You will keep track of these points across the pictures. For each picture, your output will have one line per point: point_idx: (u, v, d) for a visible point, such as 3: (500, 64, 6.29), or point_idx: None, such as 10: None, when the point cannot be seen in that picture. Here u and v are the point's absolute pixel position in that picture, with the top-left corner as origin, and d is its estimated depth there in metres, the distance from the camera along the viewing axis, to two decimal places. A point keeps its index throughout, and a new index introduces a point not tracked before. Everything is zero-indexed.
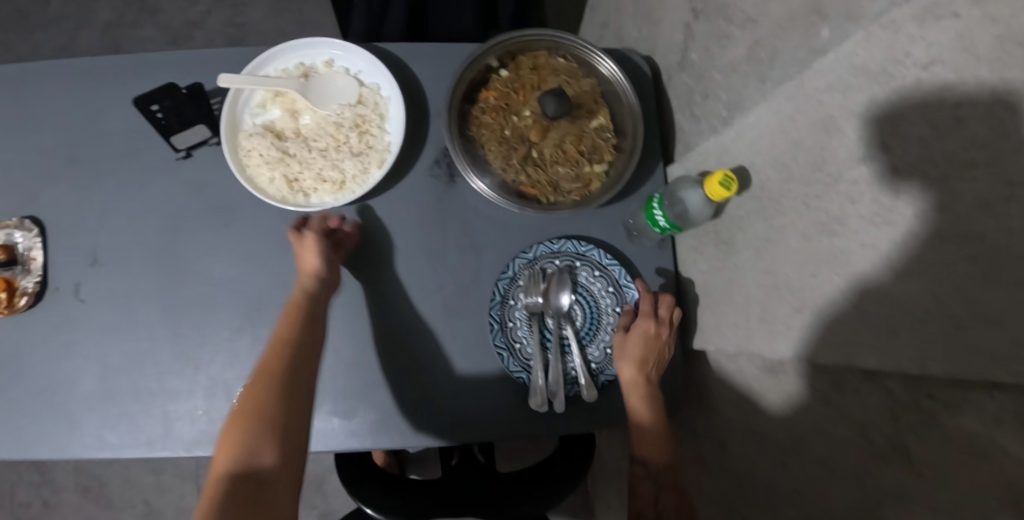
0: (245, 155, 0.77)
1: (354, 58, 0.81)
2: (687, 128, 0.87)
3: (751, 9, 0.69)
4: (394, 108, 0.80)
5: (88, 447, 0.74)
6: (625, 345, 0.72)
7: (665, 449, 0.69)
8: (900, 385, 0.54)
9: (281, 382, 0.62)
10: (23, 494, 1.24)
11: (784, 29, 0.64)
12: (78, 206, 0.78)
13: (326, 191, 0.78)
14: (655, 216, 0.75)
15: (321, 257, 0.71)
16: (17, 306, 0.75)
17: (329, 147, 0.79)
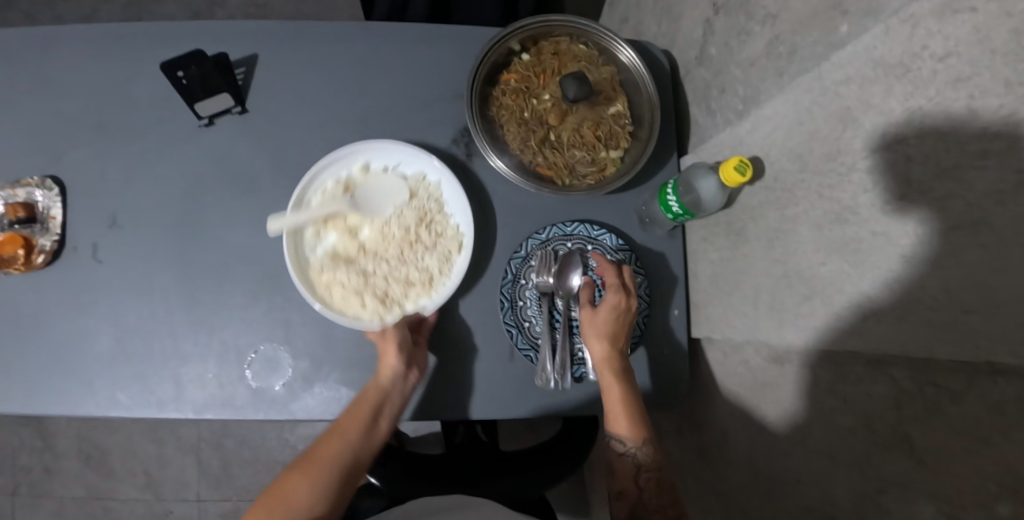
0: (325, 292, 0.76)
1: (385, 158, 0.80)
2: (702, 121, 0.88)
3: (772, 5, 0.70)
4: (447, 189, 0.80)
5: (100, 405, 0.75)
6: (594, 322, 0.72)
7: (639, 423, 0.68)
8: (904, 373, 0.54)
9: (332, 481, 0.63)
10: (24, 459, 1.24)
11: (804, 25, 0.65)
12: (100, 169, 0.80)
13: (414, 293, 0.77)
14: (669, 202, 0.76)
15: (400, 359, 0.70)
16: (35, 264, 0.77)
17: (400, 250, 0.78)
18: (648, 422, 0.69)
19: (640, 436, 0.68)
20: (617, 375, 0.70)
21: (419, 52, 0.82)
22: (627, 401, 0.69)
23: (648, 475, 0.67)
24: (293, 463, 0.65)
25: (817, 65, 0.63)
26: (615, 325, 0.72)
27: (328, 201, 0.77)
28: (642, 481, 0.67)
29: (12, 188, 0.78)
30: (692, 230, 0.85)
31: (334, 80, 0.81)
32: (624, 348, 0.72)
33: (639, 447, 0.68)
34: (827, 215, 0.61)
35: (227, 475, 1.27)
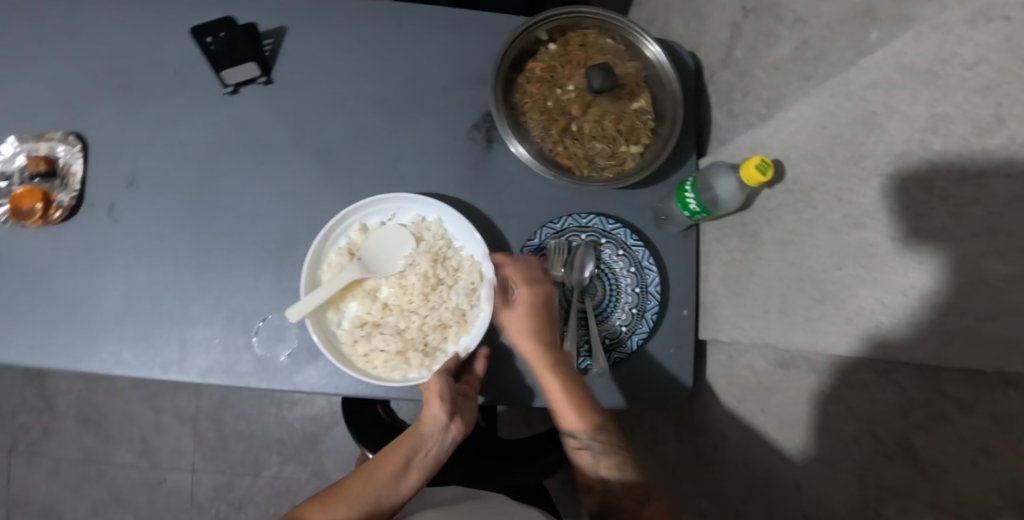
0: (367, 363, 0.73)
1: (377, 212, 0.77)
2: (723, 124, 0.88)
3: (802, 9, 0.70)
4: (451, 223, 0.77)
5: (105, 363, 0.76)
6: (518, 325, 0.69)
7: (584, 411, 0.65)
8: (913, 382, 0.54)
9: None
10: (21, 417, 1.24)
11: (832, 30, 0.65)
12: (124, 129, 0.80)
13: (448, 334, 0.74)
14: (686, 200, 0.76)
15: (446, 408, 0.65)
16: (51, 218, 0.77)
17: (422, 297, 0.75)
18: (593, 407, 0.66)
19: (586, 424, 0.65)
20: (550, 369, 0.66)
21: (446, 34, 0.82)
22: (568, 392, 0.65)
23: (604, 464, 0.64)
24: (312, 498, 0.58)
25: (845, 70, 0.63)
26: (536, 323, 0.69)
27: (336, 271, 0.74)
28: (601, 470, 0.64)
29: (35, 141, 0.79)
30: (706, 230, 0.85)
31: (360, 56, 0.81)
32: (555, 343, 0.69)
33: (591, 438, 0.65)
34: (844, 218, 0.61)
35: (222, 448, 1.28)
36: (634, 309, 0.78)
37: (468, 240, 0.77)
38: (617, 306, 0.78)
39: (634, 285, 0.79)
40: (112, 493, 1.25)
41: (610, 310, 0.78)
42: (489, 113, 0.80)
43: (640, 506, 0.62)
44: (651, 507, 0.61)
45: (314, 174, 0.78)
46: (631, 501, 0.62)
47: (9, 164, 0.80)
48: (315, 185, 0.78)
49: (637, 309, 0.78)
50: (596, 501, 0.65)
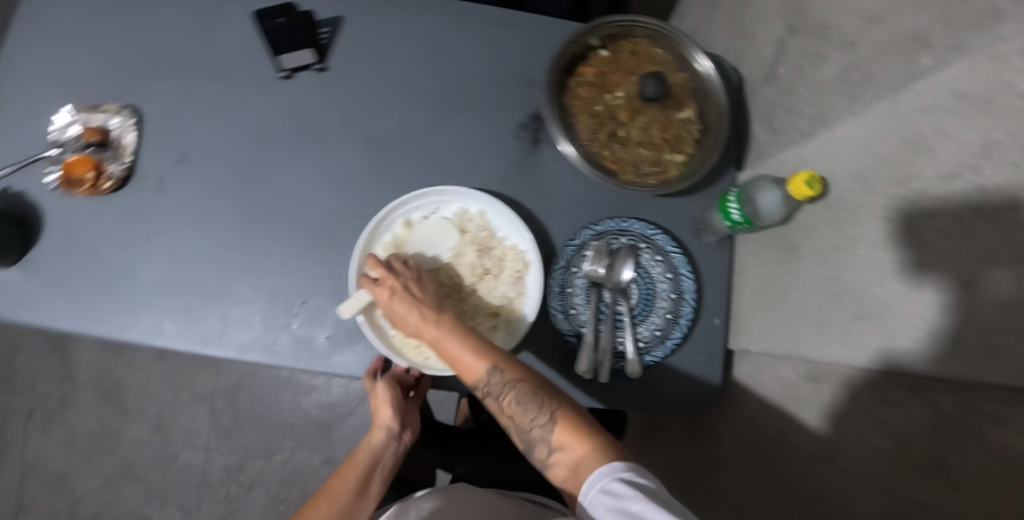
0: (421, 354, 0.74)
1: (421, 208, 0.78)
2: (763, 139, 0.90)
3: (852, 31, 0.70)
4: (495, 216, 0.79)
5: (145, 333, 0.77)
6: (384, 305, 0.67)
7: (478, 355, 0.61)
8: (949, 400, 0.54)
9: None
10: (40, 386, 1.26)
11: (882, 53, 0.66)
12: (178, 104, 0.81)
13: (497, 322, 0.75)
14: (729, 210, 0.78)
15: (394, 412, 0.76)
16: (101, 188, 0.79)
17: (470, 287, 0.76)
18: (487, 348, 0.61)
19: (485, 369, 0.60)
20: (442, 333, 0.64)
21: (499, 35, 0.84)
22: (461, 349, 0.62)
23: (511, 400, 0.59)
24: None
25: (894, 93, 0.64)
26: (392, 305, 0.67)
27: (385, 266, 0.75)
28: (509, 405, 0.60)
29: (90, 112, 0.81)
30: (741, 242, 0.86)
31: (414, 51, 0.83)
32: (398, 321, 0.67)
33: (491, 382, 0.60)
34: (886, 236, 0.62)
35: (236, 429, 1.29)
36: (668, 315, 0.79)
37: (512, 231, 0.79)
38: (653, 310, 0.80)
39: (670, 290, 0.80)
40: (125, 466, 1.26)
41: (645, 314, 0.79)
42: (537, 114, 0.83)
43: (552, 430, 0.57)
44: (561, 431, 0.57)
45: (361, 162, 0.80)
46: (543, 428, 0.58)
47: (62, 134, 0.81)
48: (361, 173, 0.80)
49: (671, 315, 0.80)
50: (518, 437, 0.61)
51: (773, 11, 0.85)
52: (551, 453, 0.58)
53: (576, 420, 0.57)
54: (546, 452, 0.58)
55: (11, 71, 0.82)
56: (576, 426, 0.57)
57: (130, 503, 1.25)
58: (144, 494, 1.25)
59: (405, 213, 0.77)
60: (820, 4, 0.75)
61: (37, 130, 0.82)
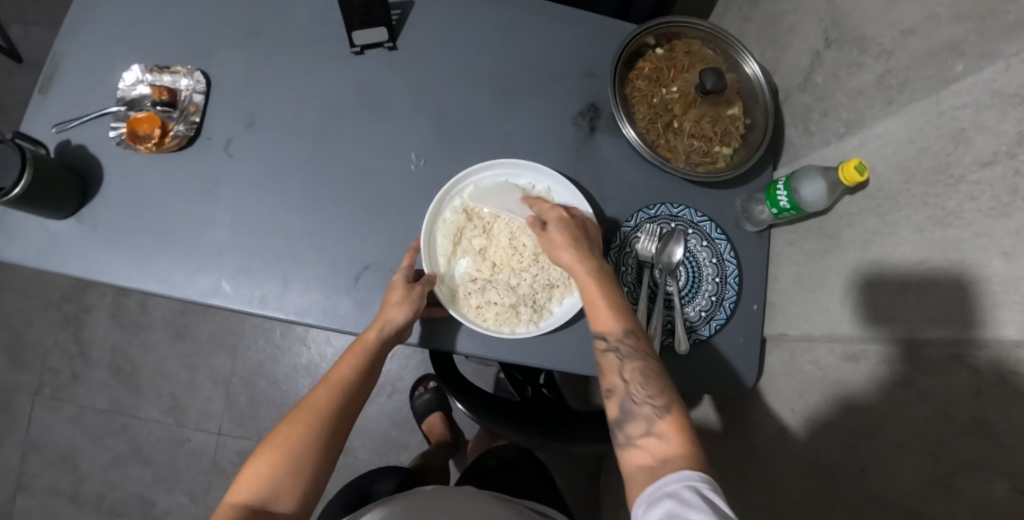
0: (479, 315, 0.77)
1: (490, 180, 0.82)
2: (799, 141, 0.95)
3: (887, 41, 0.75)
4: (560, 193, 0.82)
5: (203, 291, 0.77)
6: (545, 234, 0.74)
7: (620, 315, 0.67)
8: (988, 363, 0.55)
9: (318, 435, 0.63)
10: (54, 361, 1.26)
11: (918, 60, 0.70)
12: (250, 74, 0.84)
13: (555, 292, 0.79)
14: (778, 197, 0.82)
15: (408, 314, 0.70)
16: (167, 146, 0.80)
17: (532, 258, 0.80)
18: (630, 316, 0.67)
19: (622, 329, 0.66)
20: (592, 274, 0.70)
21: (558, 31, 0.89)
22: (604, 298, 0.68)
23: (632, 368, 0.64)
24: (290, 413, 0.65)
25: (931, 95, 0.68)
26: (566, 228, 0.74)
27: (459, 231, 0.79)
28: (625, 372, 0.64)
29: (159, 72, 0.82)
30: (777, 236, 0.92)
31: (477, 40, 0.88)
32: (560, 250, 0.72)
33: (622, 341, 0.65)
34: (930, 219, 0.65)
35: (252, 414, 1.26)
36: (713, 297, 0.84)
37: (573, 209, 0.82)
38: (699, 292, 0.84)
39: (715, 275, 0.85)
40: (133, 447, 1.24)
41: (692, 295, 0.84)
42: (594, 105, 0.88)
43: (659, 413, 0.60)
44: (669, 422, 0.59)
45: (425, 139, 0.83)
46: (649, 407, 0.61)
47: (130, 91, 0.82)
48: (423, 148, 0.83)
49: (716, 297, 0.84)
50: (615, 405, 0.63)
51: (810, 23, 0.91)
52: (644, 430, 0.60)
53: (684, 419, 0.59)
54: (640, 429, 0.60)
55: (86, 35, 0.85)
56: (684, 425, 0.59)
57: (136, 485, 1.22)
58: (152, 476, 1.23)
59: (475, 185, 0.81)
60: (857, 18, 0.80)
61: (106, 89, 0.84)
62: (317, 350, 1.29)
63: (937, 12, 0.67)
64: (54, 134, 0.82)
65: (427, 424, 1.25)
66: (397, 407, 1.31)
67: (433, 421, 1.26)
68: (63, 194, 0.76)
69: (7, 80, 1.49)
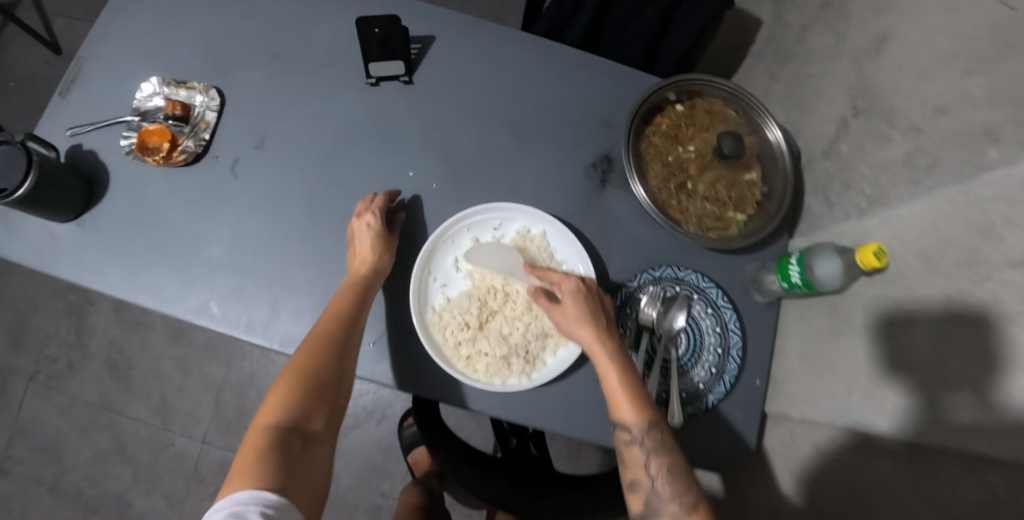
0: (469, 366, 0.74)
1: (483, 224, 0.80)
2: (818, 213, 0.89)
3: (919, 117, 0.70)
4: (557, 241, 0.80)
5: (191, 310, 0.76)
6: (563, 315, 0.69)
7: (642, 407, 0.63)
8: (1002, 479, 0.52)
9: (327, 356, 0.67)
10: (53, 349, 1.27)
11: (950, 142, 0.65)
12: (266, 95, 0.84)
13: (548, 344, 0.76)
14: (789, 272, 0.79)
15: (375, 248, 0.73)
16: (174, 160, 0.80)
17: (525, 306, 0.77)
18: (652, 406, 0.64)
19: (645, 421, 0.63)
20: (614, 360, 0.65)
21: (580, 77, 0.88)
22: (626, 387, 0.64)
23: (659, 464, 0.61)
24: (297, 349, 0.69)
25: (961, 182, 0.62)
26: (585, 306, 0.69)
27: (454, 277, 0.78)
28: (652, 469, 0.61)
29: (176, 86, 0.83)
30: (787, 309, 0.87)
31: (495, 79, 0.86)
32: (581, 333, 0.67)
33: (645, 434, 0.62)
34: (950, 315, 0.60)
35: (239, 424, 1.25)
36: (713, 369, 0.80)
37: (570, 256, 0.80)
38: (699, 362, 0.80)
39: (716, 345, 0.81)
40: (117, 444, 1.24)
41: (692, 364, 0.80)
42: (607, 156, 0.86)
43: (687, 514, 0.59)
44: None
45: (432, 175, 0.82)
46: (676, 506, 0.59)
47: (146, 102, 0.83)
48: (427, 186, 0.82)
49: (715, 370, 0.80)
50: (639, 498, 0.62)
51: (839, 90, 0.86)
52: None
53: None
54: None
55: (111, 42, 0.86)
56: None
57: (115, 483, 1.22)
58: (132, 476, 1.22)
59: (471, 230, 0.79)
60: (888, 89, 0.75)
61: (123, 97, 0.85)
62: None
63: (973, 93, 0.63)
64: (67, 137, 0.83)
65: (412, 457, 1.22)
66: (384, 433, 1.28)
67: (418, 454, 1.22)
68: (66, 198, 0.76)
69: (47, 71, 1.54)
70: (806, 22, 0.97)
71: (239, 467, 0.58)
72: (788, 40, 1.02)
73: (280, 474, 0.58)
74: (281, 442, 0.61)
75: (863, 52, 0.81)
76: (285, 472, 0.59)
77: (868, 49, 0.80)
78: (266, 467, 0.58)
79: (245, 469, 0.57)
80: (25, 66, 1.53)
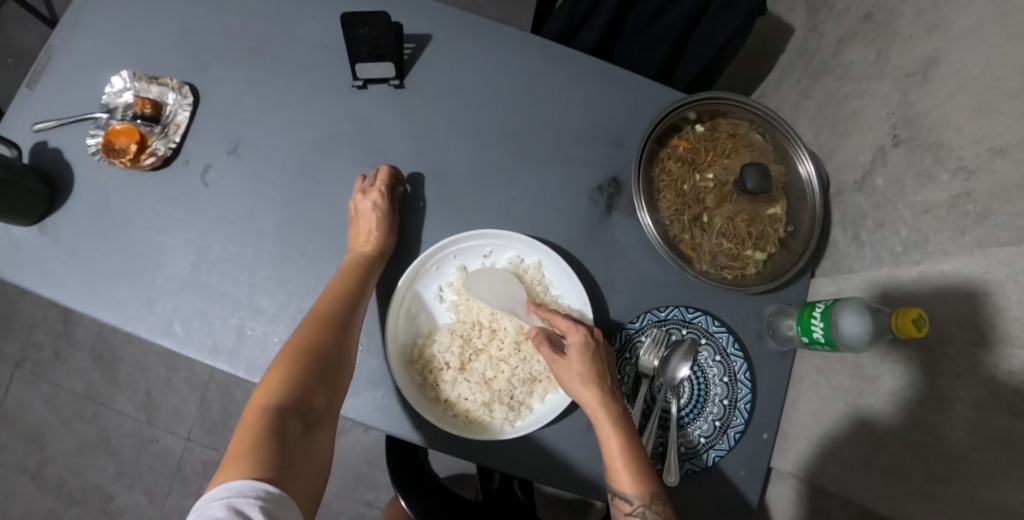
0: (448, 410, 0.68)
1: (472, 251, 0.72)
2: (843, 250, 0.80)
3: (970, 157, 0.60)
4: (552, 273, 0.73)
5: (153, 330, 0.70)
6: (568, 368, 0.63)
7: (648, 476, 0.57)
8: None
9: (330, 332, 0.61)
10: (39, 337, 1.25)
11: (1006, 192, 0.55)
12: (242, 94, 0.77)
13: (536, 389, 0.69)
14: (812, 327, 0.70)
15: (378, 222, 0.68)
16: (141, 164, 0.73)
17: (513, 347, 0.70)
18: (655, 477, 0.57)
19: (649, 493, 0.56)
20: (617, 425, 0.59)
21: (589, 87, 0.79)
22: (629, 455, 0.58)
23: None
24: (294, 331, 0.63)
25: (1018, 242, 0.53)
26: (594, 361, 0.63)
27: (438, 308, 0.71)
28: None
29: (147, 82, 0.76)
30: (803, 357, 0.79)
31: (492, 86, 0.78)
32: (586, 390, 0.61)
33: (649, 508, 0.55)
34: (995, 401, 0.52)
35: (223, 424, 1.23)
36: (717, 423, 0.73)
37: (566, 288, 0.72)
38: (701, 415, 0.73)
39: (722, 396, 0.73)
40: (102, 437, 1.22)
41: (693, 417, 0.73)
42: (615, 179, 0.77)
43: None
44: None
45: (420, 193, 0.75)
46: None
47: (115, 98, 0.77)
48: (413, 205, 0.74)
49: (720, 423, 0.73)
50: None
51: (877, 114, 0.76)
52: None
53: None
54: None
55: (81, 27, 0.79)
56: None
57: (99, 476, 1.21)
58: (115, 470, 1.21)
59: (459, 258, 0.72)
60: (936, 120, 0.65)
61: (92, 90, 0.78)
62: None
63: None
64: (32, 133, 0.76)
65: None
66: (371, 442, 1.24)
67: None
68: (26, 202, 0.70)
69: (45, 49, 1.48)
70: (844, 34, 0.86)
71: (232, 453, 0.50)
72: (823, 52, 0.92)
73: (279, 461, 0.50)
74: (280, 421, 0.53)
75: (908, 75, 0.71)
76: (284, 458, 0.50)
77: (914, 71, 0.70)
78: (265, 451, 0.50)
79: (238, 454, 0.49)
80: (20, 41, 1.46)
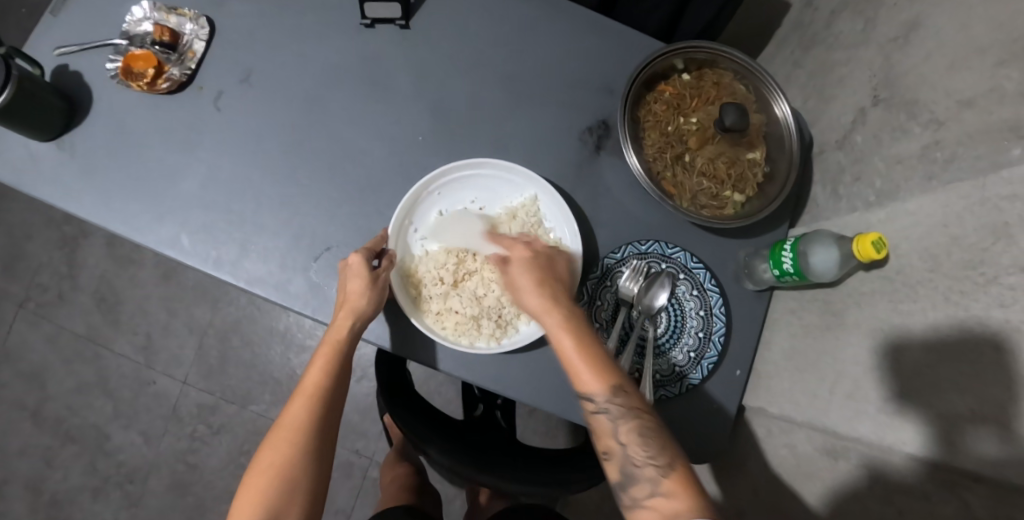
0: (438, 321, 0.72)
1: (468, 180, 0.77)
2: (823, 204, 0.84)
3: (942, 110, 0.62)
4: (546, 206, 0.77)
5: (161, 241, 0.75)
6: (515, 284, 0.66)
7: (602, 371, 0.59)
8: (981, 500, 0.50)
9: (318, 411, 0.63)
10: (44, 278, 1.28)
11: (972, 138, 0.57)
12: (255, 31, 0.81)
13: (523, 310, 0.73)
14: (782, 259, 0.74)
15: (366, 286, 0.66)
16: (158, 87, 0.78)
17: None
18: (612, 368, 0.59)
19: (608, 386, 0.58)
20: (565, 325, 0.61)
21: (584, 41, 0.83)
22: (582, 354, 0.59)
23: (628, 428, 0.57)
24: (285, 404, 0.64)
25: (978, 177, 0.55)
26: (539, 275, 0.66)
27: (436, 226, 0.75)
28: (621, 434, 0.57)
29: (166, 13, 0.81)
30: (779, 301, 0.82)
31: (492, 35, 0.82)
32: (535, 300, 0.64)
33: (611, 402, 0.58)
34: (948, 321, 0.55)
35: (220, 370, 1.27)
36: (692, 353, 0.76)
37: (560, 223, 0.75)
38: (677, 344, 0.77)
39: (698, 329, 0.77)
40: (100, 378, 1.26)
41: (670, 345, 0.77)
42: (605, 122, 0.81)
43: (662, 474, 0.54)
44: (675, 480, 0.53)
45: (419, 130, 0.79)
46: (652, 468, 0.55)
47: (136, 26, 0.82)
48: (413, 140, 0.79)
49: (694, 354, 0.77)
50: (616, 467, 0.57)
51: (859, 76, 0.80)
52: (651, 495, 0.54)
53: (692, 476, 0.54)
54: (646, 493, 0.54)
55: None
56: (691, 481, 0.54)
57: (96, 415, 1.24)
58: (112, 410, 1.25)
59: (454, 181, 0.76)
60: (909, 76, 0.68)
61: (113, 20, 0.83)
62: (295, 319, 1.27)
63: (1003, 87, 0.54)
64: (54, 57, 0.81)
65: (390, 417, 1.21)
66: (363, 395, 1.27)
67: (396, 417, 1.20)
68: (47, 117, 0.74)
69: None
70: (835, 7, 0.90)
71: None
72: (816, 25, 0.95)
73: None
74: None
75: (889, 40, 0.73)
76: None
77: (895, 36, 0.73)
78: None
79: None
80: None
